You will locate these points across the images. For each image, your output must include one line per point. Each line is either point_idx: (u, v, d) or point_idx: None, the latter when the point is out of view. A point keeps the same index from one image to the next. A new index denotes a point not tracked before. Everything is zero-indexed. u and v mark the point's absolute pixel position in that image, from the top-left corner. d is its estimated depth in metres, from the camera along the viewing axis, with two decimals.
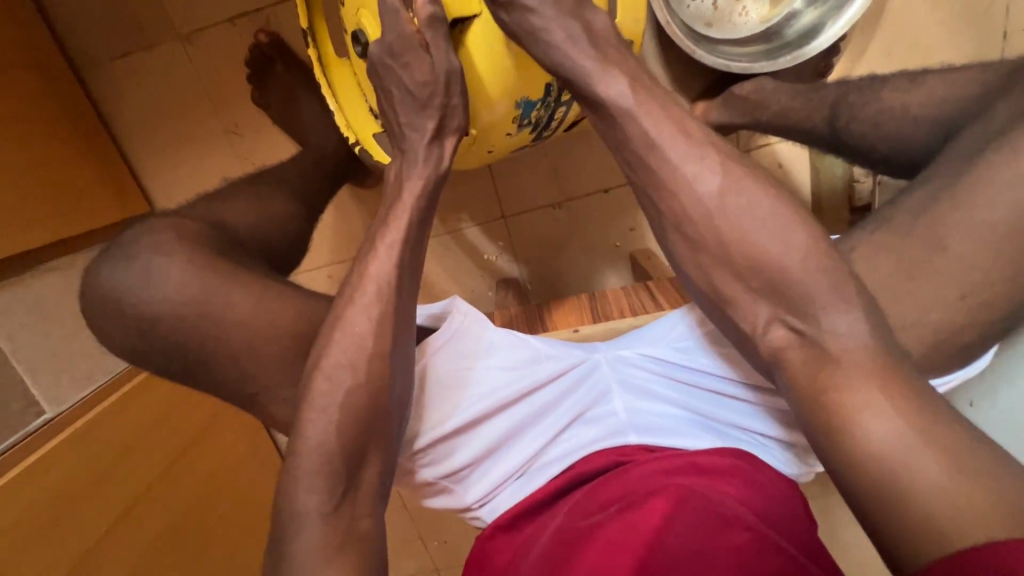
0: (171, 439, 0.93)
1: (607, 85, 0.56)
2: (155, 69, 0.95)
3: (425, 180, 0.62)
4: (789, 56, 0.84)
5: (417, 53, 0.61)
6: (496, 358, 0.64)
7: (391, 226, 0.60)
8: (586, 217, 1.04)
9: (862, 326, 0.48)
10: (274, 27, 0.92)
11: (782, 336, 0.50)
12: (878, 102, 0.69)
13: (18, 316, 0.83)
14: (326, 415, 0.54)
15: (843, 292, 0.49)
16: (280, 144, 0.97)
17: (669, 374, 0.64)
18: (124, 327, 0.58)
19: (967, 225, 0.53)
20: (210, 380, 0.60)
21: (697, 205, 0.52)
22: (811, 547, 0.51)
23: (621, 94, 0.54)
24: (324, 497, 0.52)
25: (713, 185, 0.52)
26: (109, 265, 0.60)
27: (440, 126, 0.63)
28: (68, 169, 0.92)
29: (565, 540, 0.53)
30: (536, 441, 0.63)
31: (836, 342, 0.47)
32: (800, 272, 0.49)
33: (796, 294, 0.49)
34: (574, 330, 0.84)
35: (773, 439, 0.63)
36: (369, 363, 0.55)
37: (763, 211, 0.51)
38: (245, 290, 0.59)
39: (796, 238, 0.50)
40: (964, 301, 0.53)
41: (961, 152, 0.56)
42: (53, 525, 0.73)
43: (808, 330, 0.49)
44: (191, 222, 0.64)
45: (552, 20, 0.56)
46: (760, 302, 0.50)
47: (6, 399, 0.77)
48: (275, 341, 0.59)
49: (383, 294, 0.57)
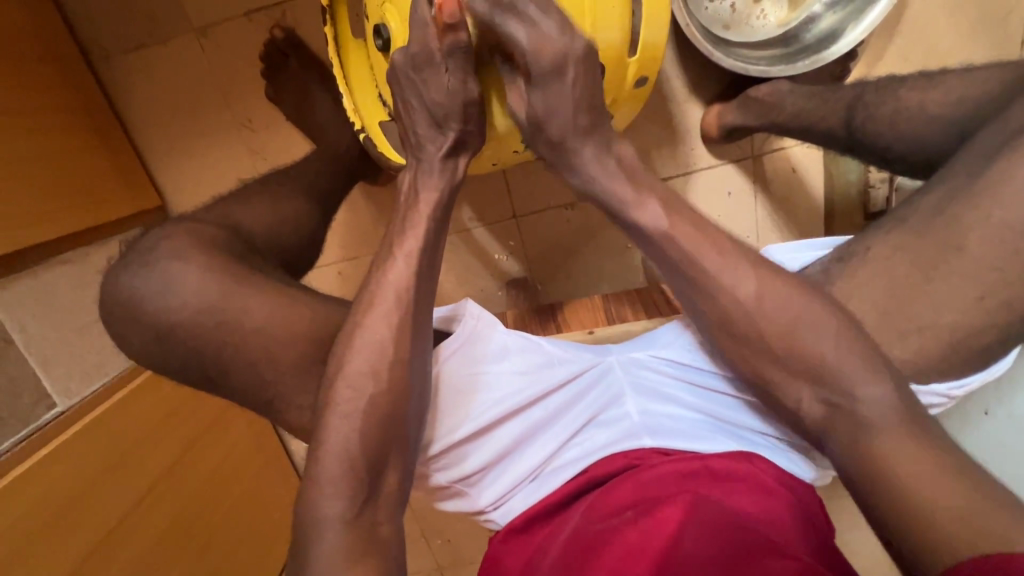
0: (180, 434, 0.92)
1: (637, 190, 0.57)
2: (168, 61, 0.95)
3: (439, 190, 0.62)
4: (807, 61, 0.84)
5: (435, 67, 0.58)
6: (509, 362, 0.63)
7: (408, 234, 0.60)
8: (598, 219, 1.03)
9: (887, 394, 0.49)
10: (290, 22, 0.92)
11: (816, 414, 0.51)
12: (896, 101, 0.68)
13: (31, 308, 0.82)
14: (350, 422, 0.54)
15: (872, 363, 0.50)
16: (292, 140, 0.97)
17: (684, 377, 0.63)
18: (141, 328, 0.58)
19: (986, 225, 0.53)
20: (225, 383, 0.59)
21: (738, 302, 0.52)
22: (820, 550, 0.51)
23: (650, 212, 0.56)
24: (346, 502, 0.52)
25: (743, 276, 0.53)
26: (128, 266, 0.60)
27: (456, 146, 0.62)
28: (80, 163, 0.91)
29: (580, 545, 0.52)
30: (549, 444, 0.63)
31: (868, 411, 0.48)
32: (835, 356, 0.50)
33: (829, 371, 0.50)
34: (587, 333, 0.83)
35: (787, 441, 0.63)
36: (389, 368, 0.55)
37: (793, 297, 0.52)
38: (261, 295, 0.59)
39: (828, 322, 0.51)
40: (982, 303, 0.53)
41: (979, 150, 0.56)
42: (64, 517, 0.73)
43: (842, 401, 0.49)
44: (208, 225, 0.64)
45: (594, 156, 0.59)
46: (798, 381, 0.51)
47: (16, 391, 0.77)
48: (292, 343, 0.58)
49: (402, 304, 0.57)
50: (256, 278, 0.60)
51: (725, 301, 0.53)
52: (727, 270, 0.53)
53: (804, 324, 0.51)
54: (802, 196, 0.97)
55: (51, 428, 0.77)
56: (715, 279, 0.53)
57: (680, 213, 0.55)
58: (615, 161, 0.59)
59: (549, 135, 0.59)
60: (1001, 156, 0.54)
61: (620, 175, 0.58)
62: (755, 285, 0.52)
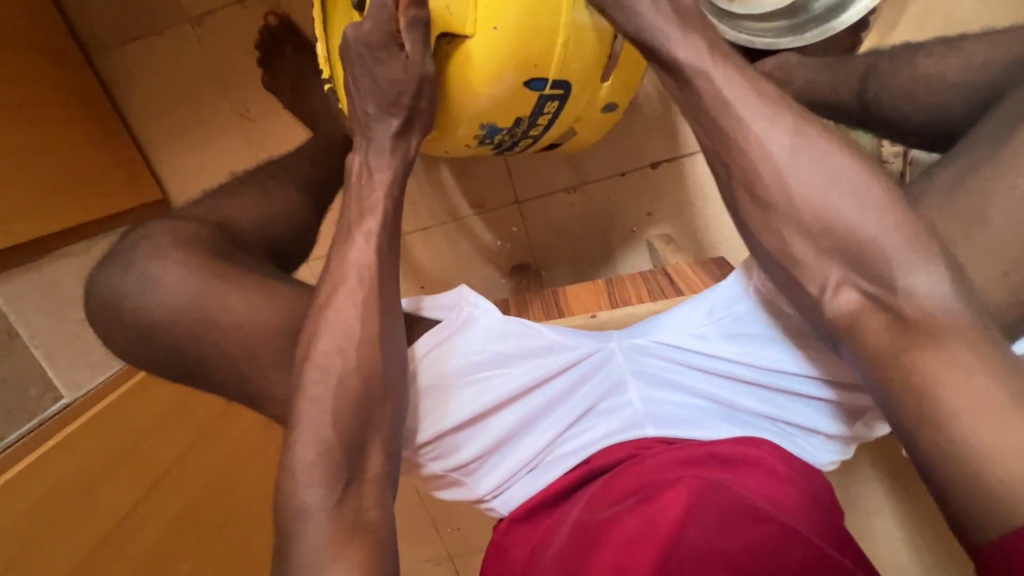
0: (188, 426, 0.92)
1: (684, 30, 0.51)
2: (165, 51, 0.94)
3: (393, 170, 0.60)
4: (816, 32, 0.81)
5: (393, 51, 0.56)
6: (506, 352, 0.61)
7: (367, 214, 0.59)
8: (601, 202, 1.01)
9: (937, 278, 0.44)
10: (285, 9, 0.90)
11: (849, 303, 0.46)
12: (912, 70, 0.65)
13: (35, 299, 0.84)
14: (322, 405, 0.53)
15: (920, 248, 0.45)
16: (291, 128, 0.96)
17: (689, 362, 0.61)
18: (122, 324, 0.58)
19: (1011, 195, 0.50)
20: (205, 378, 0.59)
21: (769, 161, 0.48)
22: (837, 542, 0.49)
23: (693, 49, 0.51)
24: (326, 490, 0.50)
25: (778, 129, 0.48)
26: (113, 267, 0.60)
27: (407, 123, 0.60)
28: (79, 157, 0.91)
29: (582, 538, 0.52)
30: (549, 432, 0.62)
31: (913, 306, 0.44)
32: (873, 230, 0.45)
33: (868, 255, 0.45)
34: (591, 317, 0.79)
35: (796, 427, 0.61)
36: (359, 346, 0.55)
37: (828, 155, 0.47)
38: (240, 291, 0.58)
39: (837, 163, 0.47)
40: (1007, 278, 0.50)
41: (1012, 111, 0.53)
42: (74, 508, 0.73)
43: (882, 296, 0.45)
44: (191, 222, 0.63)
45: None
46: (825, 262, 0.47)
47: (23, 384, 0.79)
48: (271, 338, 0.58)
49: (365, 282, 0.56)
50: (238, 272, 0.60)
51: (754, 160, 0.49)
52: (760, 120, 0.49)
53: (839, 192, 0.46)
54: None
55: (57, 421, 0.78)
56: (752, 146, 0.48)
57: (722, 52, 0.51)
58: (669, 1, 0.52)
59: None
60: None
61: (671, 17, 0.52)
62: (791, 138, 0.48)
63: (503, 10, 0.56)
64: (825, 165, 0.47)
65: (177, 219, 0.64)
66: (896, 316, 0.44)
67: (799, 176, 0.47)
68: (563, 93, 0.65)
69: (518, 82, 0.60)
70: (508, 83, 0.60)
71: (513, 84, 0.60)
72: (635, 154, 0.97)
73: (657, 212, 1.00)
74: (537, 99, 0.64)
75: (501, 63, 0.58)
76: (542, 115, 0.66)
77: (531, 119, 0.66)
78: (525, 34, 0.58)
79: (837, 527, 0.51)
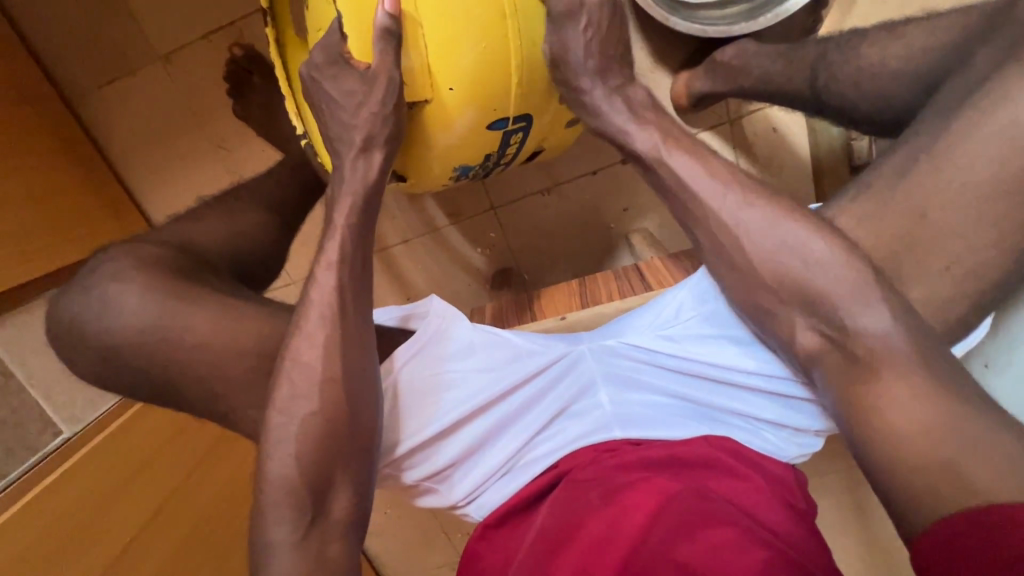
0: (187, 451, 0.95)
1: (640, 119, 0.61)
2: (140, 88, 0.97)
3: (353, 196, 0.60)
4: (771, 14, 0.76)
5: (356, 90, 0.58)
6: (475, 361, 0.63)
7: (327, 247, 0.59)
8: (578, 202, 1.01)
9: (881, 313, 0.49)
10: (248, 40, 0.93)
11: (812, 341, 0.52)
12: (857, 59, 0.66)
13: (31, 339, 0.89)
14: (285, 450, 0.55)
15: (863, 290, 0.50)
16: (266, 154, 0.98)
17: (655, 361, 0.62)
18: (89, 359, 0.61)
19: (949, 186, 0.51)
20: (175, 402, 0.63)
21: (727, 229, 0.55)
22: (812, 550, 0.49)
23: (651, 137, 0.59)
24: (291, 527, 0.54)
25: (731, 200, 0.55)
26: (74, 293, 0.63)
27: (370, 140, 0.60)
28: (64, 199, 0.95)
29: (548, 539, 0.53)
30: (518, 439, 0.63)
31: (869, 339, 0.49)
32: (821, 279, 0.51)
33: (821, 299, 0.51)
34: (560, 319, 0.80)
35: (764, 421, 0.61)
36: (323, 389, 0.56)
37: (773, 220, 0.53)
38: (201, 311, 0.61)
39: (786, 227, 0.53)
40: (949, 269, 0.52)
41: (945, 103, 0.54)
42: (81, 535, 0.77)
43: (837, 333, 0.50)
44: (154, 245, 0.66)
45: (604, 95, 0.63)
46: (789, 310, 0.52)
47: (23, 422, 0.85)
48: (237, 364, 0.60)
49: (328, 321, 0.57)
50: (200, 290, 0.62)
51: (716, 229, 0.55)
52: (716, 194, 0.55)
53: (788, 251, 0.52)
54: (785, 158, 0.93)
55: (55, 458, 0.81)
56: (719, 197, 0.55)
57: (675, 135, 0.59)
58: (623, 100, 0.63)
59: (565, 73, 0.63)
60: (962, 110, 0.52)
61: (625, 109, 0.62)
62: (742, 207, 0.54)
63: (455, 70, 0.59)
64: (772, 225, 0.53)
65: (138, 242, 0.67)
66: (853, 356, 0.49)
67: (754, 234, 0.54)
68: (525, 125, 0.67)
69: (478, 124, 0.62)
70: (466, 125, 0.62)
71: (477, 125, 0.63)
72: (605, 151, 0.98)
73: (633, 208, 1.00)
74: (502, 135, 0.66)
75: (458, 111, 0.61)
76: (509, 146, 0.68)
77: (500, 151, 0.68)
78: (486, 77, 0.60)
79: (810, 530, 0.52)
